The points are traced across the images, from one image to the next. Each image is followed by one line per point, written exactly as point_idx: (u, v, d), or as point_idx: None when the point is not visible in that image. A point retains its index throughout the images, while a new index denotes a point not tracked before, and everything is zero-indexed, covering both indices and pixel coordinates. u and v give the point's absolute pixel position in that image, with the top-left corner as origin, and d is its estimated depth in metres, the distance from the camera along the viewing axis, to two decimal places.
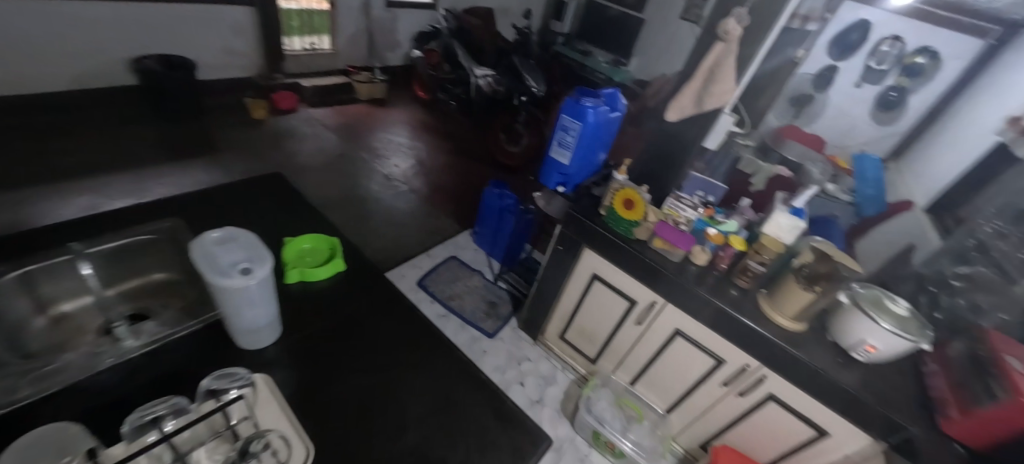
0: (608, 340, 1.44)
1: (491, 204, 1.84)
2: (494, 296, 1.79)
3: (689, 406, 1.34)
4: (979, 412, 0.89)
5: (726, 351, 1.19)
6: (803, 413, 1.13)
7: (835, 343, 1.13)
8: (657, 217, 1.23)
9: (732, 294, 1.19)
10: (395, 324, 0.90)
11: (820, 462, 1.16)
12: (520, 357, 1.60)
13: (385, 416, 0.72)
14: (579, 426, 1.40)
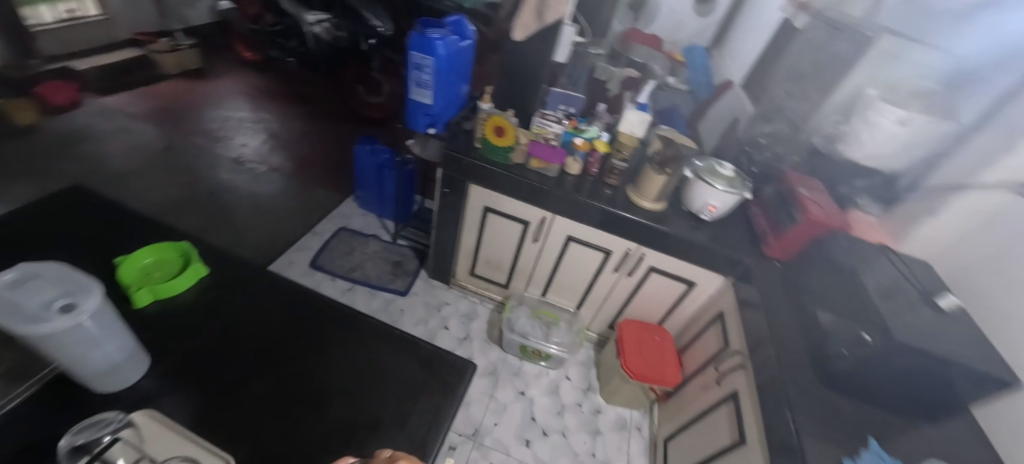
0: (513, 263, 1.53)
1: (366, 162, 1.76)
2: (397, 255, 1.76)
3: (593, 297, 1.52)
4: (786, 233, 1.19)
5: (610, 242, 1.35)
6: (676, 273, 1.36)
7: (688, 211, 1.34)
8: (528, 138, 1.30)
9: (605, 193, 1.32)
10: (288, 313, 0.84)
11: (694, 307, 1.43)
12: (439, 304, 1.64)
13: (304, 402, 0.70)
14: (507, 346, 1.53)
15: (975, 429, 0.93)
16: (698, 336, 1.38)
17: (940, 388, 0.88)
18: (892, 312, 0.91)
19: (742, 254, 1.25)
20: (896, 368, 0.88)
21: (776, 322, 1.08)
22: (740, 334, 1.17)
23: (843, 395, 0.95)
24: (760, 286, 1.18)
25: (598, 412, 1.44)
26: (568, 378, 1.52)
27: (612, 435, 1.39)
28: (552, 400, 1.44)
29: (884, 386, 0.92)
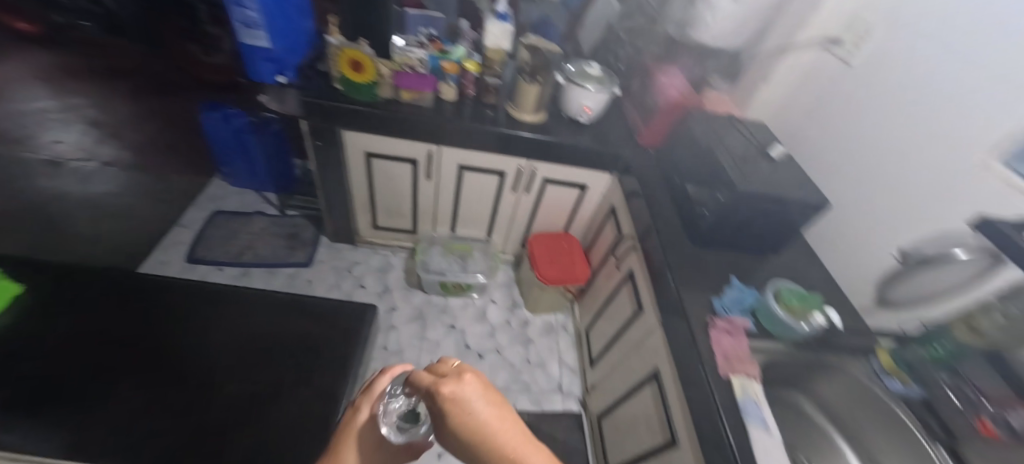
0: (415, 205, 1.51)
1: (219, 132, 1.56)
2: (291, 227, 1.68)
3: (500, 221, 1.56)
4: (655, 120, 1.28)
5: (501, 162, 1.37)
6: (568, 180, 1.42)
7: (568, 118, 1.37)
8: (391, 69, 1.24)
9: (488, 114, 1.33)
10: (199, 307, 0.89)
11: (593, 208, 1.52)
12: (349, 265, 1.61)
13: (236, 374, 0.79)
14: (428, 288, 1.55)
15: (806, 250, 1.15)
16: (597, 232, 1.50)
17: (777, 222, 1.06)
18: (737, 169, 1.05)
19: (618, 148, 1.35)
20: (745, 216, 1.05)
21: (651, 201, 1.21)
22: (628, 220, 1.30)
23: (709, 248, 1.11)
24: (638, 173, 1.29)
25: (526, 323, 1.55)
26: (493, 301, 1.60)
27: (542, 341, 1.51)
28: (482, 325, 1.52)
29: (737, 232, 1.08)
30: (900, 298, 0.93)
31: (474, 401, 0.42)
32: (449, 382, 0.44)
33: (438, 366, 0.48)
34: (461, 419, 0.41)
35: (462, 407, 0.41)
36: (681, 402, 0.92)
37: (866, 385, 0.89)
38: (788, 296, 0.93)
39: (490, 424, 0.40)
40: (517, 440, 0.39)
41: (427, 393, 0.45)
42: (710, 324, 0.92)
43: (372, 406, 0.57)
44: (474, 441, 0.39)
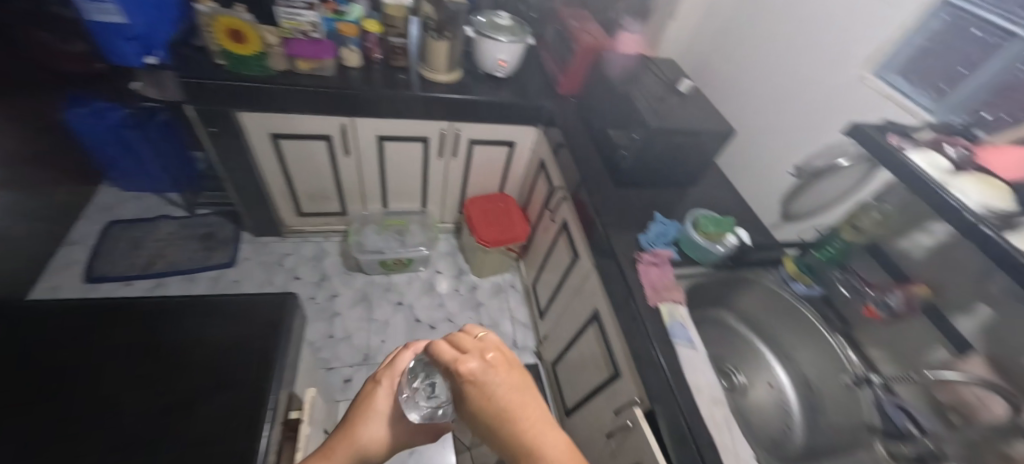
0: (339, 185, 1.44)
1: (93, 130, 1.36)
2: (205, 227, 1.56)
3: (433, 189, 1.54)
4: (572, 66, 1.28)
5: (421, 127, 1.33)
6: (493, 139, 1.41)
7: (485, 73, 1.35)
8: (279, 37, 1.13)
9: (400, 79, 1.28)
10: (17, 333, 0.62)
11: (523, 165, 1.53)
12: (278, 258, 1.53)
13: (88, 407, 0.57)
14: (368, 269, 1.51)
15: (719, 178, 1.23)
16: (530, 187, 1.51)
17: (691, 154, 1.11)
18: (649, 106, 1.08)
19: (538, 99, 1.34)
20: (662, 152, 1.08)
21: (575, 149, 1.23)
22: (557, 171, 1.31)
23: (632, 188, 1.15)
24: (560, 124, 1.30)
25: (474, 288, 1.57)
26: (438, 272, 1.60)
27: (492, 302, 1.54)
28: (431, 296, 1.52)
29: (656, 168, 1.12)
30: (799, 210, 1.02)
31: (494, 386, 0.52)
32: (476, 366, 0.53)
33: (460, 341, 0.57)
34: (480, 398, 0.51)
35: (484, 388, 0.52)
36: (619, 336, 0.97)
37: (777, 293, 0.99)
38: (705, 223, 0.99)
39: (505, 405, 0.51)
40: (524, 423, 0.50)
41: (451, 368, 0.53)
42: (639, 259, 0.96)
43: (393, 383, 0.64)
44: (489, 416, 0.50)
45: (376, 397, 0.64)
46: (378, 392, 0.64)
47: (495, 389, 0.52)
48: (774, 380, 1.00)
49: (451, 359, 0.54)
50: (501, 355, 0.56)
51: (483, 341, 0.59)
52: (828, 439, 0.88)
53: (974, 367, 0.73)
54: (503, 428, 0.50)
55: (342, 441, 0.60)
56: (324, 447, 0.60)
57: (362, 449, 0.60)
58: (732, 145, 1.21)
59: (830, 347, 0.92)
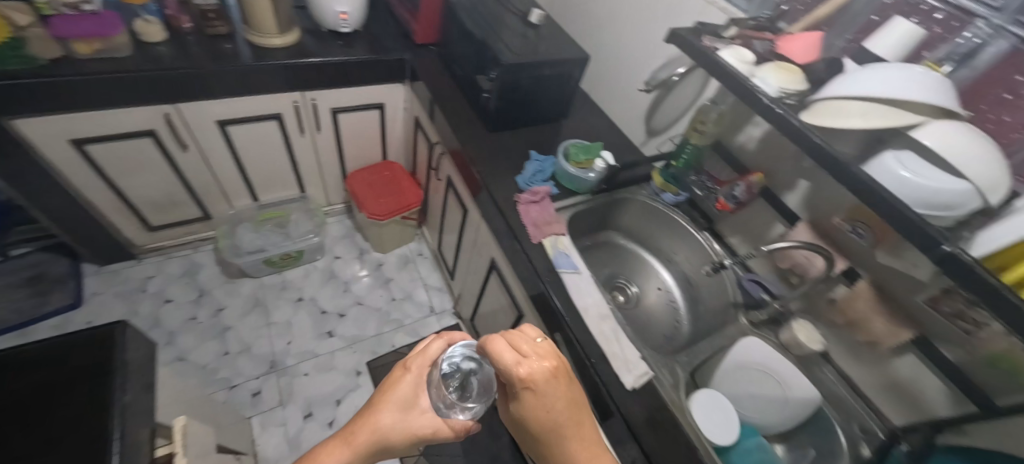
0: (190, 186, 1.27)
1: None
2: (26, 268, 1.28)
3: (307, 171, 1.42)
4: (422, 11, 1.20)
5: (268, 103, 1.18)
6: (357, 105, 1.30)
7: (329, 30, 1.22)
8: (32, 17, 0.88)
9: (226, 49, 1.10)
10: None
11: (399, 127, 1.46)
12: (141, 284, 1.35)
13: None
14: (253, 272, 1.39)
15: (589, 106, 1.26)
16: (412, 150, 1.45)
17: (555, 86, 1.10)
18: (502, 43, 1.04)
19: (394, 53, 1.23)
20: (527, 88, 1.06)
21: (441, 101, 1.17)
22: (433, 127, 1.25)
23: (505, 131, 1.14)
24: (422, 77, 1.22)
25: (380, 265, 1.52)
26: (337, 257, 1.51)
27: (401, 274, 1.52)
28: (334, 285, 1.45)
29: (524, 107, 1.11)
30: (661, 124, 1.08)
31: (553, 401, 0.49)
32: (538, 377, 0.49)
33: (520, 343, 0.51)
34: (536, 409, 0.49)
35: (543, 403, 0.49)
36: (515, 278, 0.99)
37: (650, 205, 1.06)
38: (575, 152, 1.01)
39: (562, 420, 0.50)
40: (574, 439, 0.50)
41: (509, 375, 0.49)
42: (518, 201, 0.96)
43: (421, 370, 0.57)
44: (543, 426, 0.50)
45: (400, 384, 0.56)
46: (404, 378, 0.57)
47: (554, 404, 0.49)
48: (662, 283, 1.10)
49: (510, 366, 0.49)
50: (563, 362, 0.52)
51: (545, 339, 0.53)
52: (702, 321, 1.00)
53: (801, 233, 0.84)
54: (554, 441, 0.51)
55: (360, 429, 0.53)
56: (345, 433, 0.54)
57: (383, 439, 0.53)
58: (595, 72, 1.23)
59: (699, 243, 1.03)
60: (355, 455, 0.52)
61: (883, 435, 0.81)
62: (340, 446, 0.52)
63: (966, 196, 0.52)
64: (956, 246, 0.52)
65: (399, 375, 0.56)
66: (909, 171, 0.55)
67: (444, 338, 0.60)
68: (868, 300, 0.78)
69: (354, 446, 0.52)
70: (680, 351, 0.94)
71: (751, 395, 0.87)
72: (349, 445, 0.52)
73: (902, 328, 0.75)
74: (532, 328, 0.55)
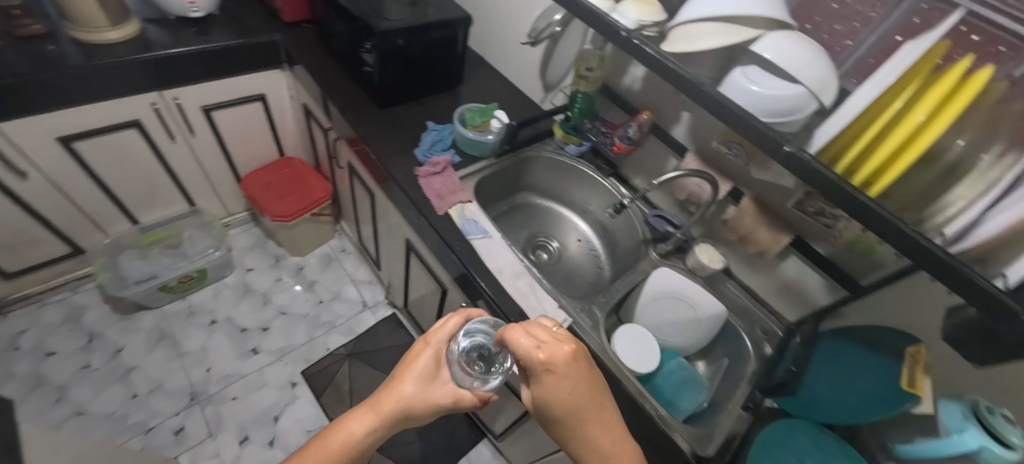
0: (45, 219, 1.10)
1: None
2: None
3: (191, 181, 1.29)
4: None
5: (118, 109, 1.02)
6: (233, 99, 1.18)
7: (179, 17, 1.07)
8: None
9: (48, 52, 0.93)
10: None
11: (289, 119, 1.35)
12: (8, 342, 1.16)
13: None
14: (150, 302, 1.26)
15: (485, 70, 1.23)
16: (309, 142, 1.36)
17: (442, 52, 1.06)
18: (373, 10, 0.98)
19: (259, 36, 1.11)
20: (411, 55, 1.01)
21: (322, 82, 1.08)
22: (323, 112, 1.16)
23: (398, 105, 1.08)
24: (299, 59, 1.13)
25: (300, 269, 1.44)
26: (250, 270, 1.41)
27: (325, 274, 1.44)
28: (252, 299, 1.35)
29: (413, 76, 1.05)
30: (555, 78, 1.08)
31: (573, 383, 0.49)
32: (558, 359, 0.49)
33: (538, 328, 0.52)
34: (555, 392, 0.49)
35: (564, 384, 0.48)
36: (431, 255, 0.96)
37: (556, 160, 1.08)
38: (471, 117, 1.02)
39: (583, 403, 0.49)
40: (595, 422, 0.49)
41: (529, 358, 0.50)
42: (419, 176, 0.94)
43: (440, 344, 0.58)
44: (562, 409, 0.49)
45: (421, 357, 0.57)
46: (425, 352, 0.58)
47: (575, 386, 0.49)
48: (581, 234, 1.13)
49: (529, 350, 0.49)
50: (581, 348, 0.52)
51: (561, 326, 0.54)
52: (620, 263, 1.04)
53: (691, 163, 0.88)
54: (573, 422, 0.50)
55: (386, 398, 0.55)
56: (374, 399, 0.56)
57: (406, 409, 0.55)
58: (487, 34, 1.20)
59: (606, 189, 1.06)
60: (382, 421, 0.55)
61: (782, 332, 0.91)
62: (369, 413, 0.55)
63: (802, 100, 0.55)
64: (796, 146, 0.55)
65: (419, 349, 0.57)
66: (758, 86, 0.57)
67: (462, 316, 0.61)
68: (753, 214, 0.83)
69: (382, 415, 0.55)
70: (593, 293, 1.00)
71: (670, 322, 0.93)
72: (377, 412, 0.55)
73: (783, 233, 0.81)
74: (547, 318, 0.56)
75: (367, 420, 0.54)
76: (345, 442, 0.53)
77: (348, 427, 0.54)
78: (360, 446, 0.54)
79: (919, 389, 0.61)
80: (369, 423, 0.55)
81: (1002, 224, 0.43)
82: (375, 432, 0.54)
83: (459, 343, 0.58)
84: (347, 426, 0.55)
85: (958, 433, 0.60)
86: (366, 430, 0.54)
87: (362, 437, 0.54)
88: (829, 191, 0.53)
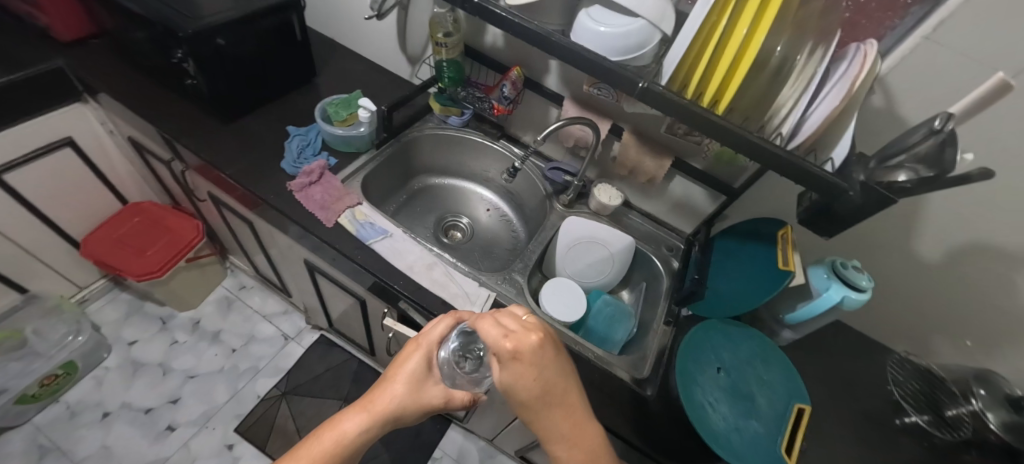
0: None
1: None
2: None
3: (10, 265, 1.04)
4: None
5: None
6: (28, 153, 0.92)
7: None
8: None
9: None
10: None
11: (117, 159, 1.13)
12: None
13: None
14: (8, 420, 1.03)
15: (340, 55, 1.12)
16: (154, 180, 1.15)
17: (279, 43, 0.91)
18: (184, 2, 0.81)
19: (27, 67, 0.86)
20: (239, 55, 0.85)
21: (137, 107, 0.89)
22: (154, 143, 0.97)
23: (246, 116, 0.94)
24: (98, 86, 0.91)
25: (197, 323, 1.28)
26: (132, 344, 1.22)
27: (230, 319, 1.30)
28: (147, 374, 1.18)
29: (251, 79, 0.91)
30: (416, 50, 1.02)
31: (542, 373, 0.42)
32: (527, 348, 0.42)
33: (507, 318, 0.45)
34: (520, 384, 0.42)
35: (533, 375, 0.41)
36: (335, 270, 0.89)
37: (441, 134, 1.04)
38: (335, 111, 0.91)
39: (554, 394, 0.43)
40: (563, 412, 0.43)
41: (495, 348, 0.43)
42: (293, 189, 0.83)
43: (430, 345, 0.52)
44: (527, 401, 0.42)
45: (414, 356, 0.51)
46: (417, 351, 0.51)
47: (545, 377, 0.42)
48: (489, 204, 1.13)
49: (496, 340, 0.42)
50: (555, 336, 0.45)
51: (533, 313, 0.47)
52: (531, 222, 1.06)
53: (571, 110, 0.88)
54: (536, 415, 0.43)
55: (378, 397, 0.48)
56: (365, 395, 0.49)
57: (399, 412, 0.48)
58: (331, 14, 1.08)
59: (500, 152, 1.04)
60: (374, 422, 0.47)
61: (683, 245, 0.99)
62: (360, 412, 0.48)
63: (648, 33, 0.56)
64: (649, 80, 0.56)
65: (411, 348, 0.51)
66: (606, 26, 0.56)
67: (452, 316, 0.54)
68: (635, 146, 0.86)
69: (374, 415, 0.47)
70: (510, 260, 1.02)
71: (589, 264, 0.98)
72: (368, 411, 0.48)
73: (664, 159, 0.85)
74: (518, 307, 0.49)
75: (358, 419, 0.47)
76: (335, 445, 0.46)
77: (337, 428, 0.47)
78: (350, 449, 0.47)
79: (792, 265, 0.71)
80: (359, 422, 0.47)
81: (819, 119, 0.49)
82: (367, 433, 0.47)
83: (448, 347, 0.53)
84: (337, 426, 0.47)
85: (826, 291, 0.72)
86: (357, 432, 0.46)
87: (351, 439, 0.46)
88: (690, 119, 0.54)
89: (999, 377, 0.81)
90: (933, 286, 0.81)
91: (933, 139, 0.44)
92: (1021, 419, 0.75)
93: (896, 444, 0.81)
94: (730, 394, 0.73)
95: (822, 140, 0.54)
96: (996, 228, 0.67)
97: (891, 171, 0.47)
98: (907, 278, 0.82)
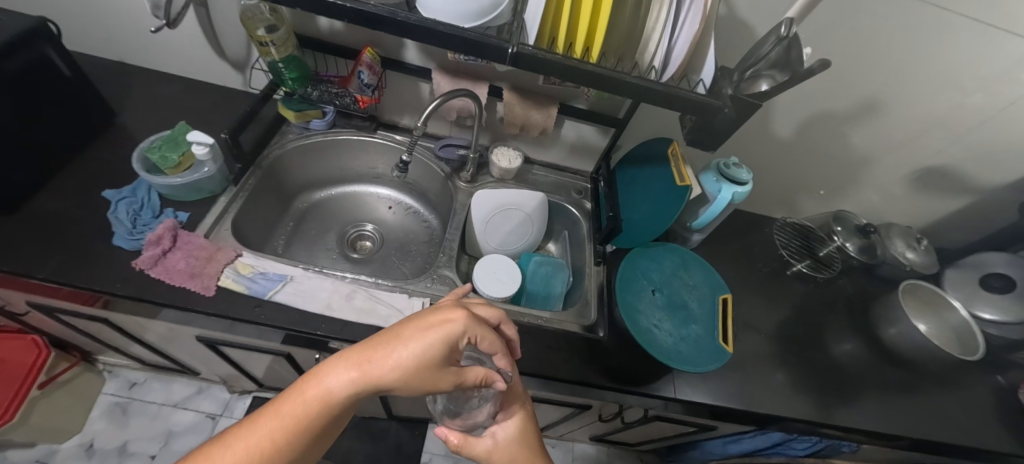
0: None
1: None
2: None
3: None
4: None
5: None
6: None
7: None
8: None
9: None
10: None
11: None
12: None
13: None
14: None
15: (140, 81, 0.89)
16: None
17: (39, 91, 0.70)
18: None
19: None
20: None
21: None
22: None
23: (35, 194, 0.70)
24: None
25: (92, 445, 1.06)
26: None
27: (134, 424, 1.10)
28: None
29: (18, 147, 0.67)
30: (240, 54, 0.84)
31: (531, 428, 0.53)
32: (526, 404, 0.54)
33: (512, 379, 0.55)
34: (515, 432, 0.52)
35: (526, 427, 0.53)
36: (237, 336, 0.76)
37: (306, 142, 0.91)
38: (161, 156, 0.73)
39: (532, 447, 0.52)
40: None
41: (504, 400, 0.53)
42: (143, 267, 0.66)
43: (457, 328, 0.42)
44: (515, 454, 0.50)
45: (434, 333, 0.41)
46: (440, 329, 0.42)
47: (531, 433, 0.53)
48: (390, 201, 1.04)
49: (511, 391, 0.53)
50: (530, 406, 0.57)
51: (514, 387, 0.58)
52: (439, 208, 1.00)
53: (443, 83, 0.80)
54: None
55: (379, 358, 0.40)
56: (364, 348, 0.41)
57: (395, 378, 0.40)
58: (103, 31, 0.84)
59: (383, 145, 0.95)
60: (364, 384, 0.39)
61: (589, 184, 1.02)
62: (351, 368, 0.39)
63: None
64: (518, 41, 0.51)
65: (433, 323, 0.41)
66: None
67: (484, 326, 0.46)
68: (519, 103, 0.82)
69: (368, 375, 0.39)
70: (432, 253, 0.97)
71: (509, 232, 0.97)
72: (363, 368, 0.40)
73: (548, 107, 0.83)
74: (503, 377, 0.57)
75: (345, 377, 0.39)
76: (314, 400, 0.39)
77: (323, 382, 0.39)
78: (331, 408, 0.40)
79: (688, 179, 0.74)
80: (347, 381, 0.39)
81: (686, 43, 0.50)
82: (356, 394, 0.40)
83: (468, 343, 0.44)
84: (321, 380, 0.39)
85: (719, 193, 0.79)
86: (342, 392, 0.39)
87: (334, 399, 0.39)
88: (565, 72, 0.51)
89: (847, 212, 1.01)
90: (792, 159, 0.94)
91: (780, 45, 0.48)
92: (869, 240, 0.95)
93: (796, 294, 0.97)
94: (668, 309, 0.80)
95: (690, 63, 0.56)
96: (827, 97, 0.79)
97: (752, 82, 0.51)
98: (773, 159, 0.94)
